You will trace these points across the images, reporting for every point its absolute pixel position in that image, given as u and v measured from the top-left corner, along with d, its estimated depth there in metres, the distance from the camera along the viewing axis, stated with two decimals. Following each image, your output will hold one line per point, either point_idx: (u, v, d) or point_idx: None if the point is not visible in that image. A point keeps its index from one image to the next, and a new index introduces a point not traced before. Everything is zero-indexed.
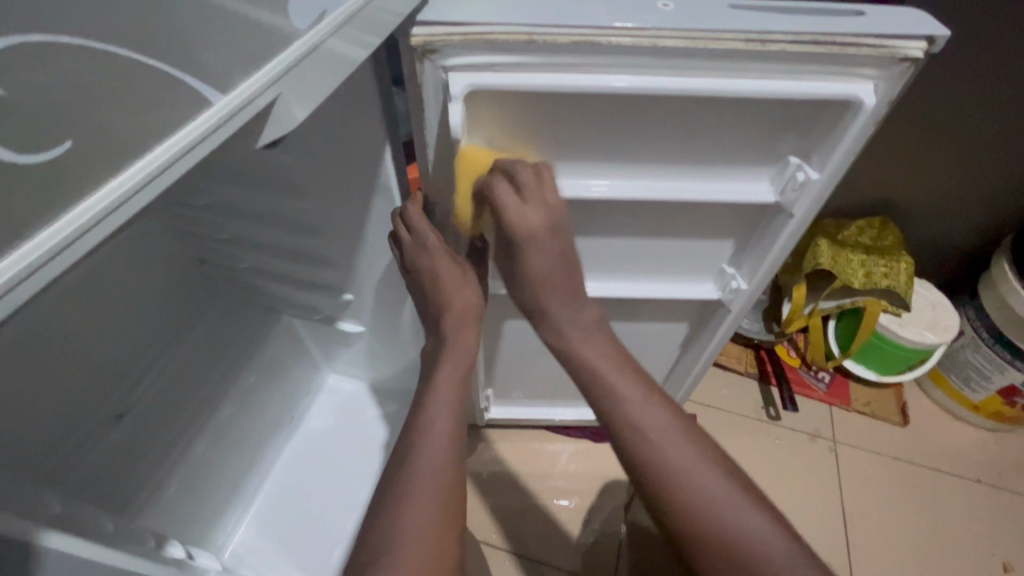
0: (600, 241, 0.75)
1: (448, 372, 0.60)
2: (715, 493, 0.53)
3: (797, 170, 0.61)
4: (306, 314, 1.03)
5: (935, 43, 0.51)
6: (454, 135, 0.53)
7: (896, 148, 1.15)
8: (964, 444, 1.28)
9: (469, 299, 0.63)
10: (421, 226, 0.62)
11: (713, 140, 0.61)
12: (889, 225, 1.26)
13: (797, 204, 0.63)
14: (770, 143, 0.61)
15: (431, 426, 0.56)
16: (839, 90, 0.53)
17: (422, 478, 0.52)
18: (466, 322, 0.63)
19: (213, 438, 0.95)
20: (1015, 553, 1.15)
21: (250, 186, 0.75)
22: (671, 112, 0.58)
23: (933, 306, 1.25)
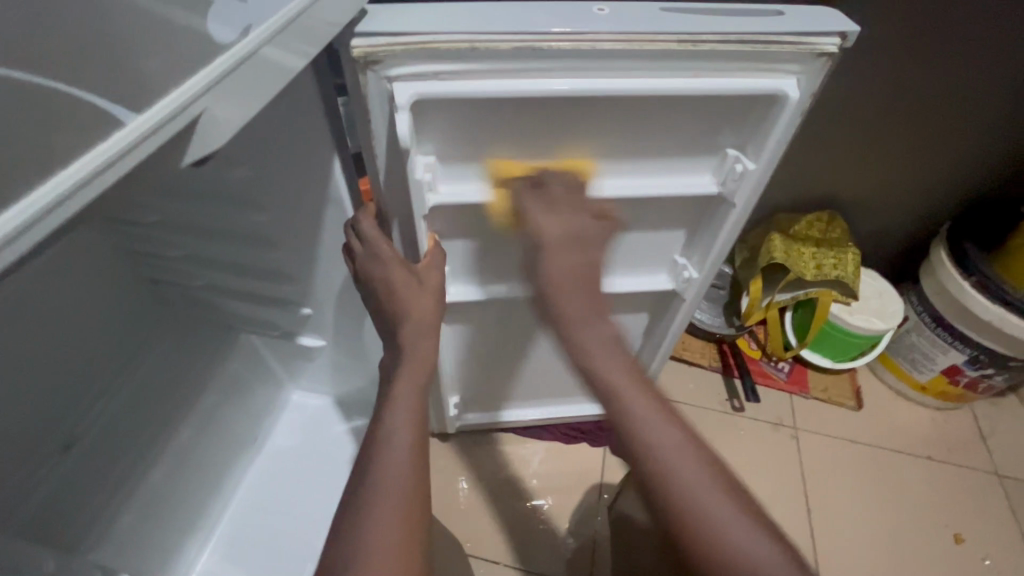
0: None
1: (408, 382, 0.60)
2: (736, 535, 0.46)
3: (735, 162, 0.63)
4: (265, 330, 1.01)
5: (846, 39, 0.55)
6: (402, 144, 0.52)
7: (837, 144, 1.21)
8: (915, 423, 1.35)
9: (427, 309, 0.63)
10: (374, 236, 0.62)
11: (657, 140, 0.62)
12: (836, 218, 1.32)
13: (737, 194, 0.66)
14: (709, 137, 0.63)
15: (391, 439, 0.55)
16: (768, 85, 0.56)
17: (386, 493, 0.51)
18: (423, 334, 0.62)
19: (170, 465, 0.92)
20: (967, 525, 1.20)
21: (196, 202, 0.73)
22: (614, 111, 0.59)
23: (880, 294, 1.31)
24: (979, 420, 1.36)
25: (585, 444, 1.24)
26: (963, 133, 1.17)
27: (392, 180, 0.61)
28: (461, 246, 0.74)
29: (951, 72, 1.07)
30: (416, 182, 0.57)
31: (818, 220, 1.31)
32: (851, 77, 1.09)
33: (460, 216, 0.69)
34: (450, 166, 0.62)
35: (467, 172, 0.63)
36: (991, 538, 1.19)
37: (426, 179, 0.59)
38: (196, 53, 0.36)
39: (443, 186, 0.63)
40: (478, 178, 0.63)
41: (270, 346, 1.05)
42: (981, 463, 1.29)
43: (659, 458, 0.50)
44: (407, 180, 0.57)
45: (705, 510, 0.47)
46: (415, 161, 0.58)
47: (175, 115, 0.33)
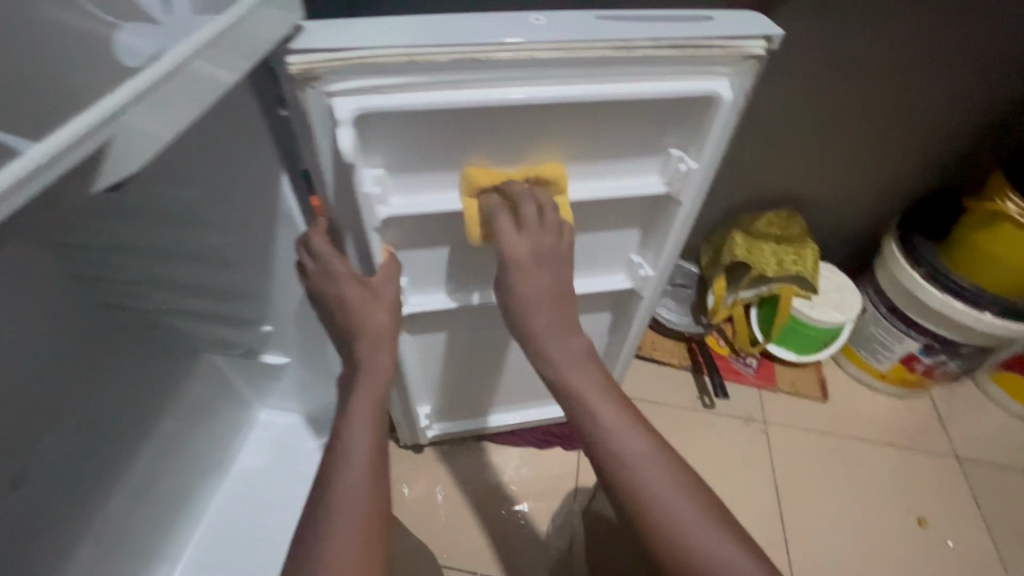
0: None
1: (364, 397, 0.59)
2: (694, 531, 0.51)
3: (679, 162, 0.66)
4: (226, 349, 0.99)
5: (772, 41, 0.57)
6: (346, 160, 0.52)
7: (791, 145, 1.24)
8: (878, 411, 1.39)
9: (383, 323, 0.63)
10: (323, 252, 0.62)
11: (603, 144, 0.64)
12: (795, 215, 1.35)
13: (684, 192, 0.68)
14: (654, 139, 0.65)
15: (347, 457, 0.54)
16: (704, 87, 0.58)
17: (341, 513, 0.51)
18: (380, 346, 0.62)
19: (131, 493, 0.91)
20: (930, 508, 1.24)
21: (145, 223, 0.71)
22: (558, 117, 0.60)
23: (839, 287, 1.35)
24: (938, 405, 1.40)
25: (559, 449, 1.25)
26: (908, 130, 1.21)
27: (342, 194, 0.60)
28: (417, 256, 0.73)
29: (893, 73, 1.11)
30: (363, 195, 0.57)
31: (778, 217, 1.34)
32: (801, 80, 1.11)
33: (414, 227, 0.69)
34: (401, 179, 0.62)
35: (418, 184, 0.63)
36: (954, 520, 1.23)
37: (374, 192, 0.59)
38: (105, 80, 0.35)
39: (394, 199, 0.62)
40: (428, 189, 0.63)
41: (233, 365, 1.03)
42: (941, 446, 1.34)
43: (625, 471, 0.54)
44: (355, 193, 0.57)
45: (670, 514, 0.52)
46: (362, 174, 0.57)
47: (79, 146, 0.31)
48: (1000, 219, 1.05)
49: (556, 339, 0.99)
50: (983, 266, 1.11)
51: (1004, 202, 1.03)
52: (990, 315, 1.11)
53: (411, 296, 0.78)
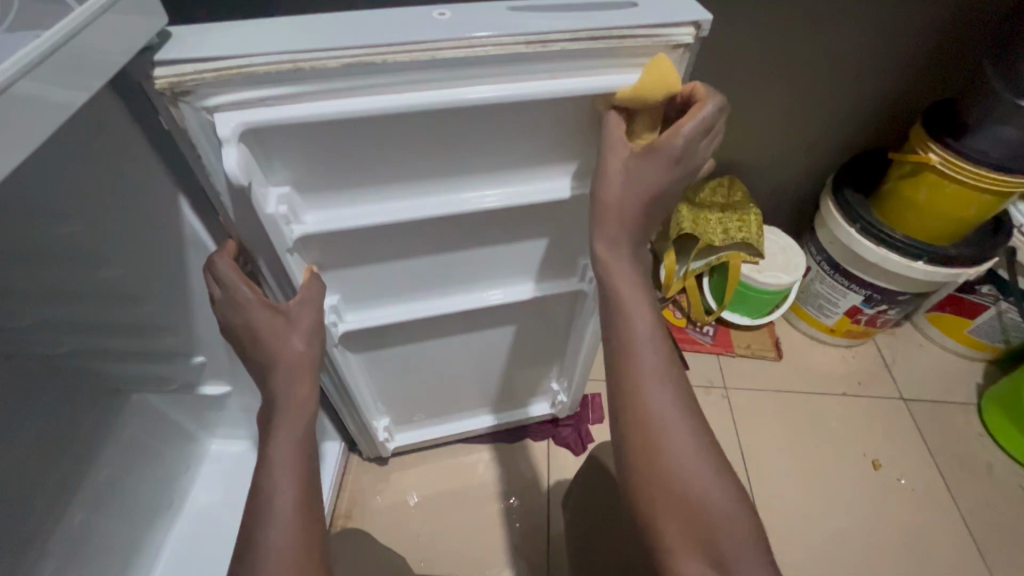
0: (451, 258, 0.74)
1: (290, 436, 0.57)
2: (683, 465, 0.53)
3: None
4: (160, 385, 0.92)
5: (701, 27, 0.54)
6: (237, 181, 0.48)
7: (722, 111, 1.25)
8: (828, 364, 1.44)
9: (299, 352, 0.61)
10: (230, 279, 0.58)
11: (537, 146, 0.62)
12: (736, 181, 1.39)
13: None
14: (585, 142, 0.63)
15: (273, 507, 0.53)
16: (629, 80, 0.55)
17: (273, 566, 0.49)
18: (296, 377, 0.60)
19: (64, 555, 0.84)
20: (884, 450, 1.30)
21: (39, 265, 0.65)
22: (497, 125, 0.58)
23: (784, 249, 1.38)
24: (883, 351, 1.47)
25: (528, 442, 1.25)
26: (836, 95, 1.24)
27: (243, 211, 0.56)
28: (350, 275, 0.72)
29: (815, 35, 1.11)
30: (269, 218, 0.55)
31: (720, 185, 1.38)
32: (725, 47, 1.12)
33: (335, 244, 0.66)
34: (312, 197, 0.59)
35: (330, 199, 0.60)
36: (905, 459, 1.29)
37: (280, 212, 0.57)
38: None
39: (308, 215, 0.61)
40: (345, 203, 0.61)
41: (170, 400, 0.97)
42: (887, 390, 1.40)
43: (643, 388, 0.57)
44: (259, 217, 0.55)
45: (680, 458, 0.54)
46: (264, 196, 0.55)
47: None
48: (925, 170, 1.09)
49: (516, 342, 0.98)
50: (907, 217, 1.16)
51: (930, 153, 1.06)
52: (922, 263, 1.16)
53: (347, 315, 0.77)
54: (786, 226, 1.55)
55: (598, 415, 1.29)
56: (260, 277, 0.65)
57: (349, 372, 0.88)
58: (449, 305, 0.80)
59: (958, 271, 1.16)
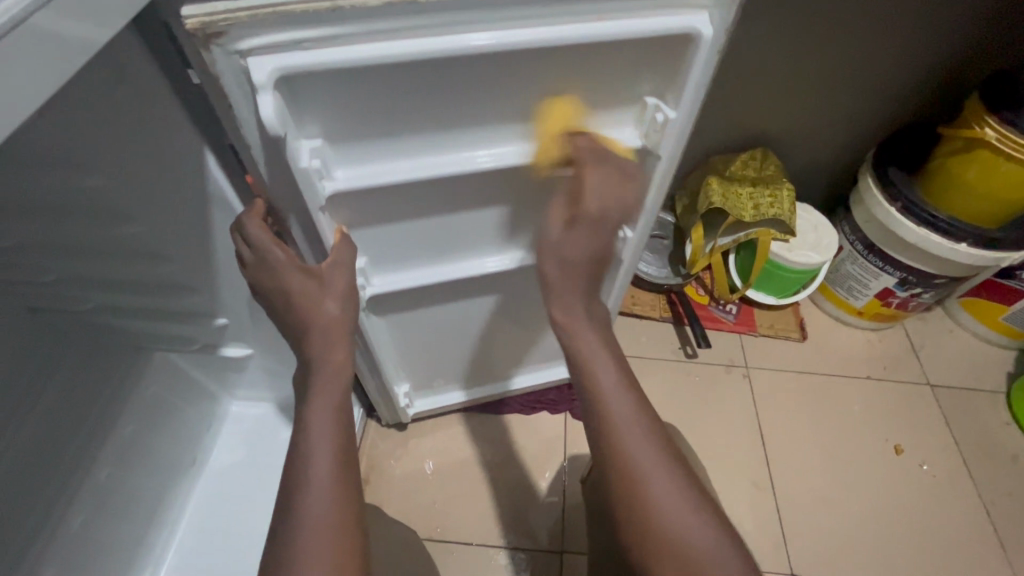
0: (466, 219, 0.72)
1: (322, 401, 0.56)
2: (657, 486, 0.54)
3: (656, 112, 0.62)
4: (182, 346, 0.92)
5: None
6: (273, 130, 0.46)
7: (760, 78, 1.19)
8: (854, 346, 1.41)
9: (334, 316, 0.60)
10: (261, 240, 0.56)
11: (572, 93, 0.59)
12: (769, 154, 1.34)
13: (662, 144, 0.65)
14: (625, 88, 0.61)
15: (309, 472, 0.52)
16: (678, 23, 0.53)
17: (308, 529, 0.49)
18: (330, 341, 0.59)
19: (90, 509, 0.86)
20: (906, 436, 1.28)
21: (62, 220, 0.64)
22: (536, 69, 0.55)
23: (816, 228, 1.34)
24: (911, 336, 1.43)
25: (545, 414, 1.25)
26: (884, 61, 1.17)
27: (274, 164, 0.54)
28: (378, 233, 0.69)
29: None
30: (301, 171, 0.52)
31: (752, 158, 1.33)
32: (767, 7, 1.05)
33: (364, 203, 0.64)
34: (344, 152, 0.57)
35: (364, 154, 0.57)
36: (928, 446, 1.27)
37: (314, 167, 0.54)
38: None
39: (340, 171, 0.58)
40: (380, 158, 0.58)
41: (192, 360, 0.97)
42: (913, 375, 1.37)
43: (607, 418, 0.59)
44: (293, 172, 0.52)
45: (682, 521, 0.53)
46: (296, 148, 0.52)
47: None
48: (979, 146, 1.03)
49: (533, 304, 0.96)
50: (953, 196, 1.11)
51: (985, 128, 1.00)
52: (965, 245, 1.11)
53: (374, 278, 0.75)
54: (820, 204, 1.49)
55: None
56: (290, 235, 0.62)
57: (373, 337, 0.87)
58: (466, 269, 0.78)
59: (1003, 254, 1.11)
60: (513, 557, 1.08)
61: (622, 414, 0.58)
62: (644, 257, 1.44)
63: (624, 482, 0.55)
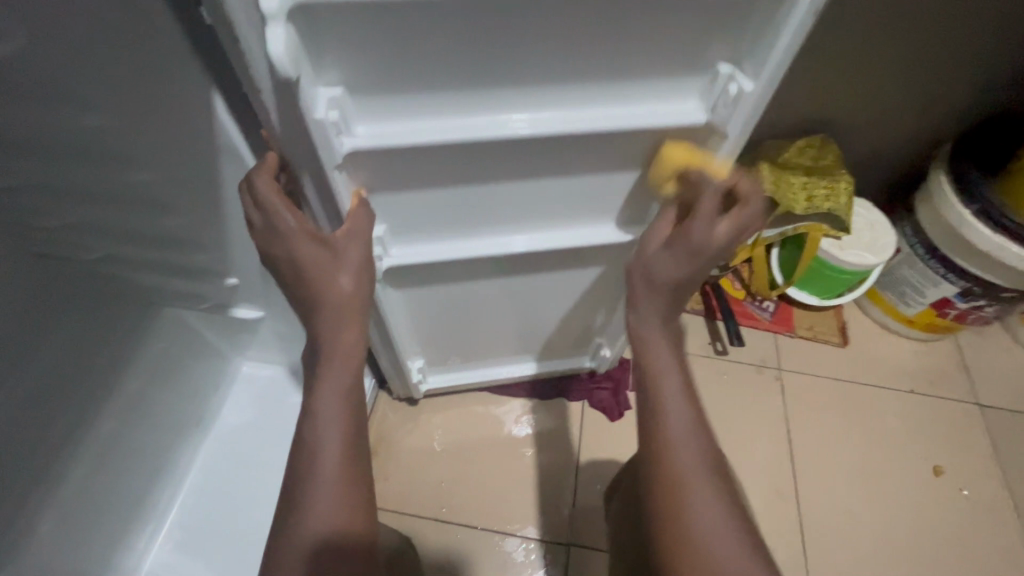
0: (581, 179, 0.65)
1: (328, 386, 0.55)
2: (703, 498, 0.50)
3: (728, 82, 0.53)
4: (192, 304, 0.88)
5: None
6: (283, 72, 0.41)
7: (832, 59, 1.07)
8: (900, 357, 1.31)
9: (345, 292, 0.55)
10: (269, 202, 0.50)
11: (636, 54, 0.51)
12: (829, 144, 1.22)
13: (730, 120, 0.56)
14: (697, 54, 0.52)
15: (316, 458, 0.52)
16: None
17: (314, 518, 0.50)
18: (343, 322, 0.56)
19: (93, 463, 0.84)
20: (947, 458, 1.20)
21: (64, 160, 0.59)
22: (598, 24, 0.48)
23: (872, 225, 1.23)
24: (964, 350, 1.32)
25: (563, 401, 1.19)
26: (975, 41, 1.04)
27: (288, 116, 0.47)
28: (397, 200, 0.63)
29: None
30: (316, 124, 0.47)
31: (810, 146, 1.21)
32: None
33: (391, 166, 0.57)
34: (369, 104, 0.51)
35: (387, 109, 0.52)
36: (970, 470, 1.19)
37: (330, 119, 0.49)
38: None
39: (360, 127, 0.52)
40: (403, 115, 0.53)
41: (204, 319, 0.92)
42: (962, 394, 1.27)
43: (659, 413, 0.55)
44: (307, 124, 0.47)
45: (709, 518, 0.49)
46: (312, 96, 0.47)
47: None
48: None
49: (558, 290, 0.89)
50: None
51: None
52: None
53: (392, 249, 0.69)
54: (879, 198, 1.38)
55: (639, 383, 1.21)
56: (304, 198, 0.56)
57: (387, 308, 0.81)
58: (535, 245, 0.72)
59: None
60: (518, 545, 1.04)
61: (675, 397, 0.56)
62: None
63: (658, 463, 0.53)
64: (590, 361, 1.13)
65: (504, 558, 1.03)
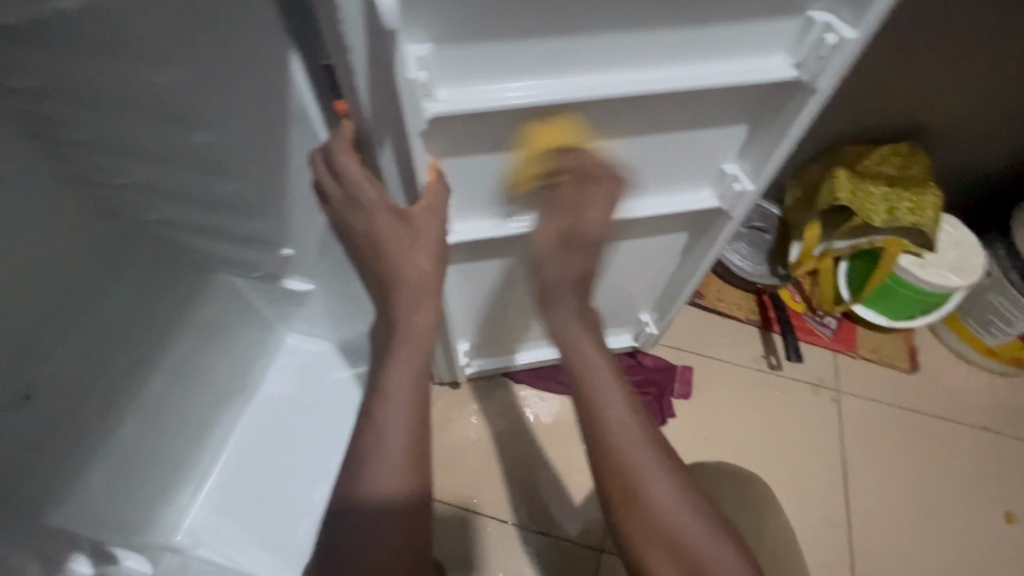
0: (682, 137, 0.65)
1: (398, 379, 0.54)
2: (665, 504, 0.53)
3: (824, 32, 0.52)
4: (245, 272, 0.88)
5: None
6: (387, 25, 0.40)
7: (921, 53, 1.01)
8: (973, 390, 1.21)
9: (421, 272, 0.55)
10: (350, 170, 0.53)
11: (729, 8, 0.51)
12: (919, 152, 1.13)
13: (823, 75, 0.54)
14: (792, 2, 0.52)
15: (379, 454, 0.51)
16: None
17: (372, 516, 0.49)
18: (418, 303, 0.55)
19: (143, 419, 0.85)
20: (1018, 503, 1.10)
21: (138, 117, 0.59)
22: None
23: (959, 246, 1.13)
24: None
25: None
26: None
27: (377, 77, 0.46)
28: (457, 169, 0.63)
29: None
30: (406, 81, 0.46)
31: (896, 153, 1.13)
32: None
33: (466, 127, 0.58)
34: (454, 67, 0.50)
35: (470, 70, 0.51)
36: None
37: (420, 80, 0.48)
38: None
39: (441, 91, 0.52)
40: (486, 80, 0.52)
41: (255, 288, 0.93)
42: None
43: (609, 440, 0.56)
44: (396, 83, 0.46)
45: (677, 510, 0.53)
46: (404, 54, 0.46)
47: None
48: None
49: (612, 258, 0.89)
50: None
51: None
52: None
53: (456, 224, 0.70)
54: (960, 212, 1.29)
55: (683, 390, 1.19)
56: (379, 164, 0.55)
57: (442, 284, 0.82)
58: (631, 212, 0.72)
59: None
60: (546, 543, 1.02)
61: (620, 419, 0.57)
62: (738, 249, 1.28)
63: (625, 491, 0.54)
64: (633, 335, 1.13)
65: (532, 555, 1.01)
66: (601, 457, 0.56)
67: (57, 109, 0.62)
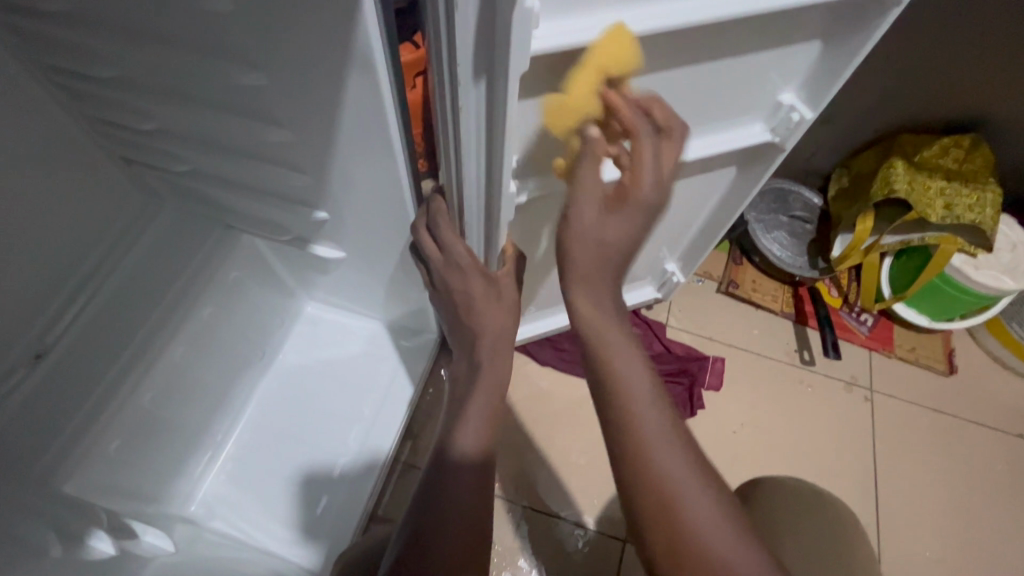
0: (726, 66, 0.59)
1: (478, 403, 0.59)
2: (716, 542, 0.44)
3: None
4: (271, 234, 0.82)
5: None
6: None
7: (1005, 30, 0.93)
8: (1010, 396, 1.18)
9: (504, 326, 0.63)
10: (456, 247, 0.62)
11: None
12: (980, 143, 1.07)
13: None
14: None
15: (457, 465, 0.54)
16: None
17: (455, 515, 0.50)
18: (497, 352, 0.62)
19: (159, 386, 0.79)
20: None
21: (170, 51, 0.53)
22: None
23: (1014, 247, 1.09)
24: None
25: None
26: None
27: (482, 13, 0.40)
28: (531, 114, 0.57)
29: None
30: (525, 13, 0.38)
31: (957, 143, 1.07)
32: None
33: (550, 69, 0.52)
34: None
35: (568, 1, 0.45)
36: None
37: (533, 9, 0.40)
38: None
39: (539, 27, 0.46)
40: (582, 10, 0.47)
41: (278, 251, 0.87)
42: None
43: (648, 461, 0.47)
44: (514, 16, 0.38)
45: (736, 556, 0.44)
46: None
47: None
48: None
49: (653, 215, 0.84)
50: None
51: None
52: None
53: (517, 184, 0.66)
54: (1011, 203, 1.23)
55: (714, 382, 1.15)
56: (458, 122, 0.50)
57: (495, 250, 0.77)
58: (682, 154, 0.68)
59: None
60: (569, 531, 0.99)
61: (663, 440, 0.47)
62: (777, 237, 1.22)
63: (667, 519, 0.45)
64: (656, 288, 1.10)
65: (555, 544, 0.97)
66: (642, 491, 0.47)
67: (83, 38, 0.55)
